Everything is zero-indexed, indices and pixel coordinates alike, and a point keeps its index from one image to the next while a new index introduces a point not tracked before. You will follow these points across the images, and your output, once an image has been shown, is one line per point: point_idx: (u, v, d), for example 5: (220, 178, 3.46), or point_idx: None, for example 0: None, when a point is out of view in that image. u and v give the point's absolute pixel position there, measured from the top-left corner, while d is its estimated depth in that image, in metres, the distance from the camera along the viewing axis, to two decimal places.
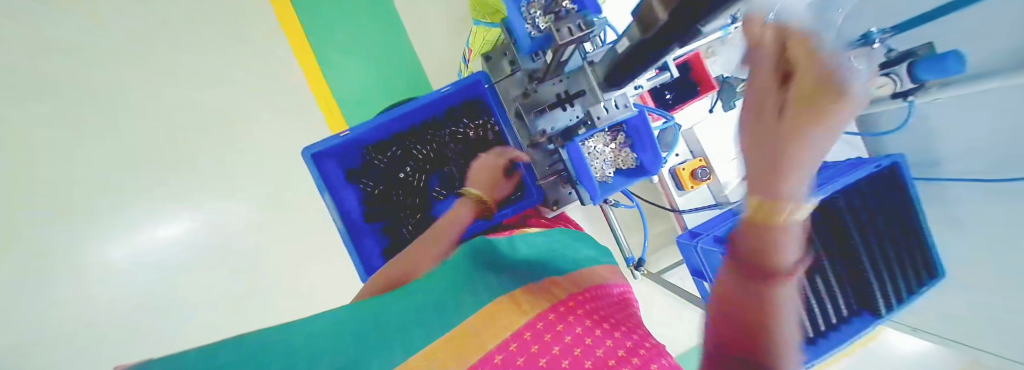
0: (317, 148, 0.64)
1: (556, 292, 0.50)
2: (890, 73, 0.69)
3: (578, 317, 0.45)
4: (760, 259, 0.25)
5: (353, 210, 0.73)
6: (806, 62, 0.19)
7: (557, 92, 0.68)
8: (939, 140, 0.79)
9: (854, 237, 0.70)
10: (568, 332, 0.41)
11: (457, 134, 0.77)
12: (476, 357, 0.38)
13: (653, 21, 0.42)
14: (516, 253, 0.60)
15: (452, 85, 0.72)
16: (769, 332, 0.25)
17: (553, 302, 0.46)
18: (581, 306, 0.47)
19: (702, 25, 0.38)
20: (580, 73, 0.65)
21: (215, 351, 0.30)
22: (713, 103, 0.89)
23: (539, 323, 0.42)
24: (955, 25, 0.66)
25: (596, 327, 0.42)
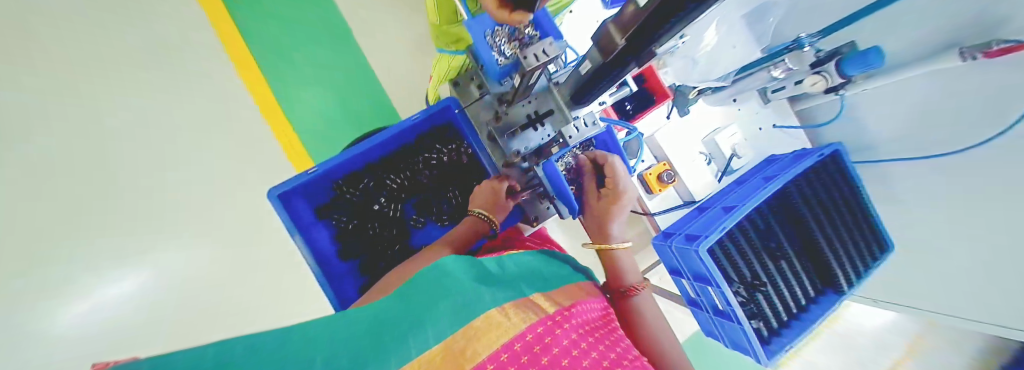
0: (282, 190, 0.64)
1: (545, 302, 0.44)
2: (821, 71, 0.84)
3: (567, 329, 0.38)
4: (613, 275, 0.61)
5: (327, 249, 0.74)
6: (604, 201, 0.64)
7: (527, 113, 0.58)
8: (888, 129, 0.95)
9: (809, 225, 0.90)
10: (558, 342, 0.35)
11: (431, 160, 0.76)
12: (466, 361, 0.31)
13: (610, 45, 0.37)
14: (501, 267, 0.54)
15: (418, 113, 0.71)
16: (627, 308, 0.57)
17: (542, 311, 0.40)
18: (568, 316, 0.40)
19: (659, 47, 0.35)
20: (548, 93, 0.57)
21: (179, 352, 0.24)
22: (670, 110, 1.02)
23: (530, 331, 0.35)
24: (898, 19, 0.81)
25: (584, 338, 0.37)
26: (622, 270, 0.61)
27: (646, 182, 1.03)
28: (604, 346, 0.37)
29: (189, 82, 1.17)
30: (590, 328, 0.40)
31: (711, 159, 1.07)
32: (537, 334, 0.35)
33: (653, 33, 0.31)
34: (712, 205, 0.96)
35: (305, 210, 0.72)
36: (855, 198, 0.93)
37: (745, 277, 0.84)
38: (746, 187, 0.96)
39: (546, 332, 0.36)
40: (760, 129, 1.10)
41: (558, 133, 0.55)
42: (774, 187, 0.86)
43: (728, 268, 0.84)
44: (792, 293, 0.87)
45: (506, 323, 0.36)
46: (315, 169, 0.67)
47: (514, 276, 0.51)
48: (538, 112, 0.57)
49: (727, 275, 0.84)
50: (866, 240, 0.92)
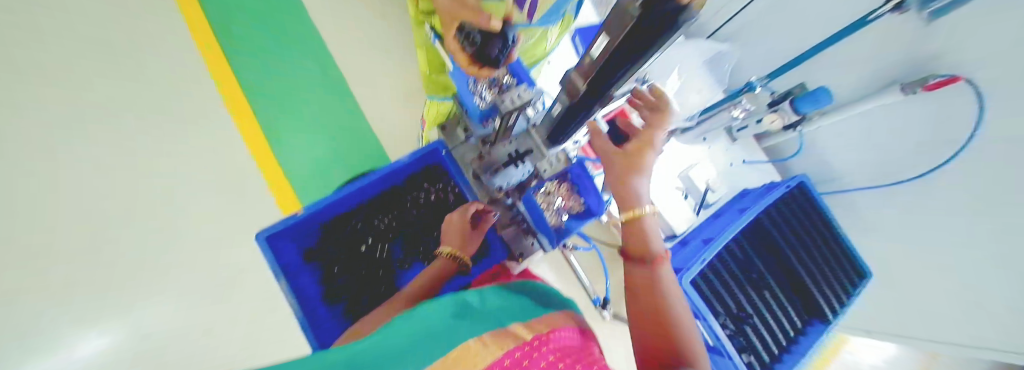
0: (272, 232, 0.65)
1: (522, 330, 0.43)
2: (778, 109, 0.92)
3: (543, 352, 0.38)
4: (643, 240, 0.52)
5: (311, 291, 0.72)
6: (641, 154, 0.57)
7: (507, 152, 0.61)
8: (849, 158, 1.03)
9: (785, 254, 0.94)
10: (533, 365, 0.35)
11: (420, 200, 0.79)
12: None
13: (575, 89, 0.42)
14: (481, 302, 0.54)
15: (408, 155, 0.75)
16: (659, 282, 0.48)
17: (516, 338, 0.40)
18: (542, 340, 0.40)
19: (616, 90, 0.40)
20: (526, 135, 0.62)
21: None
22: None
23: (505, 359, 0.35)
24: (845, 57, 0.90)
25: (559, 359, 0.36)
26: (649, 234, 0.53)
27: None
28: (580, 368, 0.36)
29: (184, 135, 1.23)
30: (567, 355, 0.39)
31: (687, 194, 1.14)
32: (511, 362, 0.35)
33: (610, 76, 0.36)
34: (693, 237, 0.99)
35: (293, 252, 0.72)
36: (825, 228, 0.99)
37: (731, 309, 0.85)
38: (722, 219, 1.00)
39: (520, 358, 0.36)
40: (730, 164, 1.18)
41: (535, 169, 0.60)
42: (745, 220, 0.92)
43: (713, 300, 0.85)
44: (781, 324, 0.87)
45: (480, 355, 0.35)
46: (304, 211, 0.68)
47: (492, 310, 0.51)
48: (519, 150, 0.61)
49: (713, 307, 0.85)
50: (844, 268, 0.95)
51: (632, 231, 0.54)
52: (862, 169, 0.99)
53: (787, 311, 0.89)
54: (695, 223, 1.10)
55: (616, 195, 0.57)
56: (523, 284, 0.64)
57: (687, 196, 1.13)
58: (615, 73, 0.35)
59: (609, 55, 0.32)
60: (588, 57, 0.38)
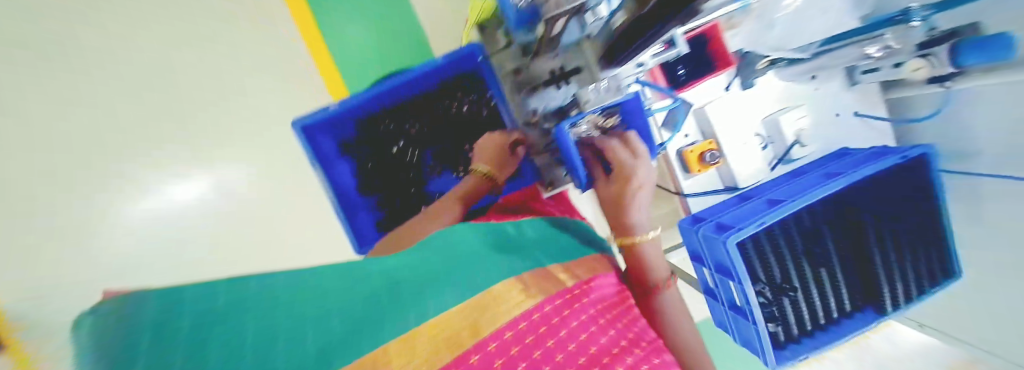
0: (305, 121, 0.66)
1: (561, 273, 0.48)
2: (929, 54, 0.63)
3: (583, 306, 0.43)
4: (641, 280, 0.51)
5: (346, 183, 0.76)
6: (624, 193, 0.48)
7: (550, 68, 0.50)
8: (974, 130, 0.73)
9: (870, 238, 0.77)
10: (572, 317, 0.40)
11: (451, 108, 0.74)
12: (473, 339, 0.33)
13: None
14: (519, 232, 0.58)
15: (440, 57, 0.66)
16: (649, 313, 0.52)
17: (561, 288, 0.44)
18: (584, 298, 0.44)
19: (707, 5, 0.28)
20: (580, 48, 0.48)
21: (220, 295, 0.31)
22: (730, 80, 0.88)
23: (548, 306, 0.40)
24: None
25: (596, 317, 0.42)
26: (648, 265, 0.50)
27: (684, 159, 0.88)
28: (613, 330, 0.42)
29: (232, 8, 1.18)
30: (602, 306, 0.45)
31: (767, 145, 0.92)
32: (552, 309, 0.40)
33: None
34: (757, 195, 0.85)
35: (329, 143, 0.74)
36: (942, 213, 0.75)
37: (774, 279, 0.76)
38: (798, 182, 0.83)
39: (562, 307, 0.41)
40: (837, 115, 0.91)
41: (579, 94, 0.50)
42: (826, 191, 0.72)
43: (757, 267, 0.76)
44: (825, 304, 0.79)
45: (515, 299, 0.39)
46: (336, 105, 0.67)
47: (534, 241, 0.56)
48: (564, 68, 0.50)
49: (753, 273, 0.76)
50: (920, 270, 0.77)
51: (632, 263, 0.51)
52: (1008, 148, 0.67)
53: (838, 289, 0.80)
54: (763, 182, 0.91)
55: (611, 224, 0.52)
56: (552, 223, 0.63)
57: (766, 147, 0.92)
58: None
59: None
60: None
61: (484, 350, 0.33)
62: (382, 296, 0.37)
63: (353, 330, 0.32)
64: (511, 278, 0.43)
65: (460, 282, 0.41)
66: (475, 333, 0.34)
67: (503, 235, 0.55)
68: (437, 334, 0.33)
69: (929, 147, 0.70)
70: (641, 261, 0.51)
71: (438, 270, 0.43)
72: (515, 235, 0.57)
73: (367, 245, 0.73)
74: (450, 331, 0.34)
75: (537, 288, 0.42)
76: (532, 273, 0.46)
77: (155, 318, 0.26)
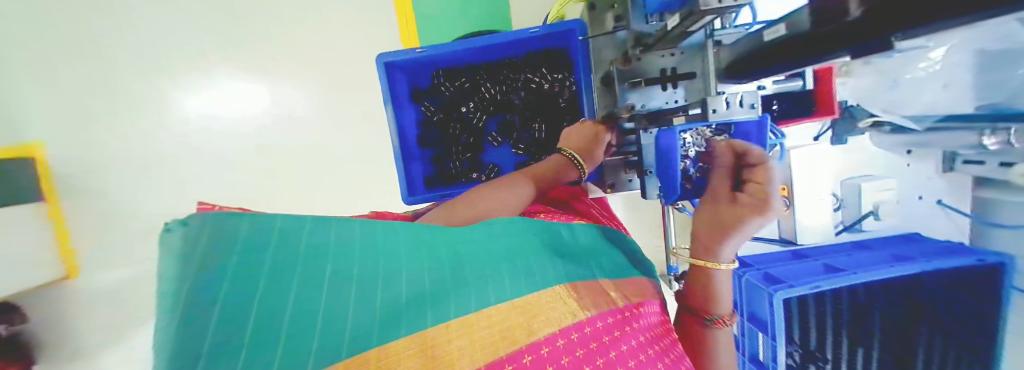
0: (389, 58, 0.67)
1: (612, 290, 0.44)
2: None
3: (634, 330, 0.39)
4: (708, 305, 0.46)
5: (411, 130, 0.78)
6: (750, 197, 0.40)
7: (662, 67, 0.47)
8: None
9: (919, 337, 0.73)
10: (626, 339, 0.36)
11: (531, 83, 0.72)
12: (537, 336, 0.29)
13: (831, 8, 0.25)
14: (570, 237, 0.52)
15: (540, 27, 0.64)
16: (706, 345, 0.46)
17: (613, 305, 0.39)
18: (636, 320, 0.40)
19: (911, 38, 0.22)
20: (703, 52, 0.45)
21: (268, 229, 0.25)
22: (822, 130, 0.82)
23: (600, 323, 0.36)
24: None
25: (649, 346, 0.38)
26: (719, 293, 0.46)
27: None
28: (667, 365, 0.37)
29: None
30: (657, 337, 0.40)
31: (839, 207, 0.86)
32: (602, 327, 0.35)
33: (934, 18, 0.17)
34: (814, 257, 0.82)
35: (403, 86, 0.75)
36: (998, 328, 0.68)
37: (808, 345, 0.74)
38: (862, 256, 0.78)
39: (612, 327, 0.36)
40: (920, 198, 0.84)
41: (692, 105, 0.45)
42: (891, 274, 0.68)
43: (795, 329, 0.73)
44: None
45: (566, 308, 0.35)
46: (424, 49, 0.66)
47: (583, 250, 0.51)
48: (677, 69, 0.47)
49: (789, 335, 0.74)
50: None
51: (698, 278, 0.47)
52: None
53: None
54: (824, 245, 0.85)
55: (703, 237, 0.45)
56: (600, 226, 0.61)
57: (836, 208, 0.86)
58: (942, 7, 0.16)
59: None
60: None
61: (546, 354, 0.29)
62: (447, 262, 0.33)
63: (415, 305, 0.27)
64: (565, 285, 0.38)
65: (522, 274, 0.36)
66: (529, 332, 0.30)
67: (554, 234, 0.50)
68: (495, 324, 0.28)
69: (1008, 258, 0.63)
70: (709, 282, 0.46)
71: (501, 251, 0.38)
72: (566, 239, 0.51)
73: (415, 195, 0.75)
74: (514, 324, 0.29)
75: (590, 302, 0.38)
76: (582, 284, 0.41)
77: (239, 245, 0.22)
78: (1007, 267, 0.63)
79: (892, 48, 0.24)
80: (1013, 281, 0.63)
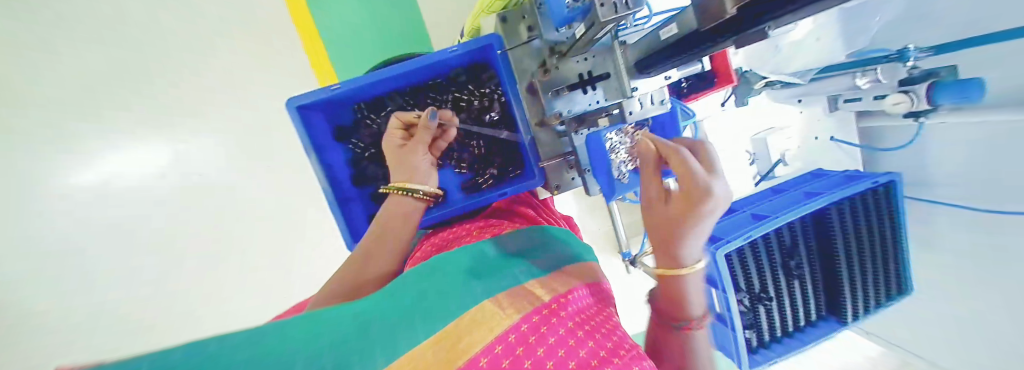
0: (301, 101, 0.60)
1: (538, 288, 0.45)
2: (909, 90, 0.66)
3: (561, 319, 0.38)
4: (676, 313, 0.41)
5: (341, 171, 0.72)
6: (686, 189, 0.36)
7: (578, 72, 0.49)
8: (931, 166, 0.80)
9: (839, 257, 0.81)
10: (551, 333, 0.35)
11: (460, 101, 0.70)
12: (471, 351, 0.31)
13: (710, 8, 0.27)
14: (494, 256, 0.54)
15: (457, 45, 0.62)
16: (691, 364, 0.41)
17: (536, 303, 0.40)
18: (563, 308, 0.41)
19: (777, 22, 0.25)
20: (611, 54, 0.47)
21: (175, 349, 0.23)
22: (726, 97, 0.92)
23: (523, 325, 0.35)
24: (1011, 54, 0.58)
25: (578, 329, 0.37)
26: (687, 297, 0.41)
27: None
28: (600, 339, 0.36)
29: None
30: (584, 321, 0.39)
31: (754, 160, 0.98)
32: (527, 327, 0.35)
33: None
34: (742, 209, 0.91)
35: (324, 126, 0.69)
36: (891, 232, 0.79)
37: (754, 288, 0.80)
38: (779, 201, 0.88)
39: (538, 323, 0.36)
40: (816, 138, 0.97)
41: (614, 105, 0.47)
42: (802, 212, 0.78)
43: (739, 276, 0.79)
44: (794, 313, 0.85)
45: (495, 317, 0.36)
46: (339, 86, 0.61)
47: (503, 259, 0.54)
48: (592, 72, 0.48)
49: (736, 284, 0.79)
50: (884, 286, 0.83)
51: (667, 290, 0.41)
52: (982, 190, 0.70)
53: (807, 301, 0.85)
54: (748, 197, 0.97)
55: (657, 247, 0.40)
56: (532, 233, 0.63)
57: (752, 163, 0.98)
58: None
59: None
60: None
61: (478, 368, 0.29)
62: (365, 327, 0.33)
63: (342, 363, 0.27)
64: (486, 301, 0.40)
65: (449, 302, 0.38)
66: (456, 358, 0.30)
67: (475, 258, 0.52)
68: (426, 360, 0.30)
69: (896, 175, 0.75)
70: (680, 290, 0.40)
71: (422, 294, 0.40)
72: (487, 256, 0.54)
73: (359, 239, 0.69)
74: (448, 344, 0.32)
75: (514, 306, 0.39)
76: (505, 294, 0.42)
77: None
78: (896, 182, 0.75)
79: (758, 36, 0.29)
80: (903, 194, 0.75)
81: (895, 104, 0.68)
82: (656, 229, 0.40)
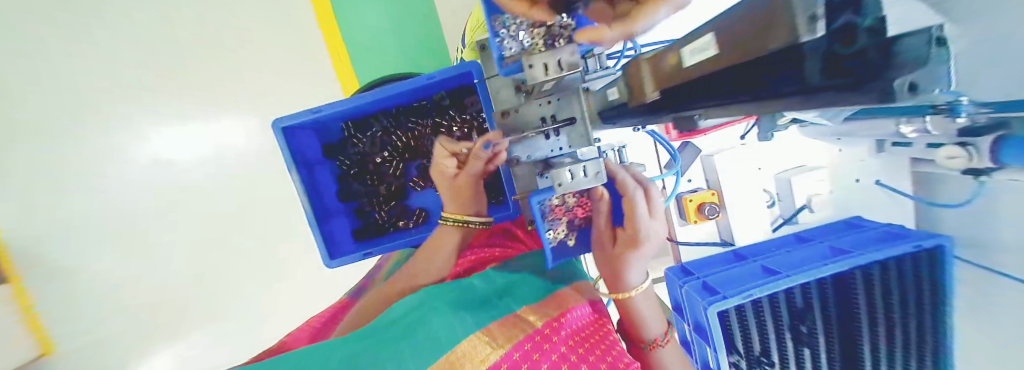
0: (285, 123, 0.61)
1: (530, 315, 0.47)
2: (969, 143, 0.53)
3: (554, 344, 0.43)
4: (634, 334, 0.50)
5: (328, 187, 0.74)
6: (631, 227, 0.44)
7: (541, 116, 0.44)
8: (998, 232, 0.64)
9: (860, 329, 0.70)
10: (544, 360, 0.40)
11: (441, 127, 0.69)
12: None
13: (638, 87, 0.26)
14: (482, 286, 0.54)
15: (434, 73, 0.60)
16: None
17: (527, 331, 0.43)
18: (557, 333, 0.44)
19: (707, 116, 0.22)
20: (577, 96, 0.43)
21: None
22: (747, 130, 0.82)
23: (516, 353, 0.40)
24: None
25: (573, 353, 0.42)
26: (643, 320, 0.48)
27: (683, 208, 0.85)
28: (593, 361, 0.41)
29: None
30: (579, 340, 0.44)
31: (775, 202, 0.87)
32: (519, 357, 0.39)
33: (750, 97, 0.17)
34: (753, 257, 0.81)
35: (313, 144, 0.71)
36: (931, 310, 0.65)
37: (752, 351, 0.74)
38: (801, 252, 0.77)
39: (531, 350, 0.41)
40: (857, 181, 0.83)
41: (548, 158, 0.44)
42: (823, 273, 0.67)
43: (735, 337, 0.74)
44: None
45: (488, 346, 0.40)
46: (321, 109, 0.61)
47: (494, 290, 0.53)
48: (556, 116, 0.44)
49: (730, 344, 0.74)
50: None
51: (624, 313, 0.49)
52: None
53: None
54: (765, 242, 0.85)
55: (607, 274, 0.48)
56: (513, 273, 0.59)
57: (772, 204, 0.87)
58: (765, 87, 0.16)
59: (800, 25, 0.13)
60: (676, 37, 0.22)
61: None
62: (361, 357, 0.37)
63: None
64: (474, 334, 0.41)
65: (439, 331, 0.41)
66: None
67: (459, 286, 0.53)
68: None
69: (945, 240, 0.61)
70: (633, 313, 0.48)
71: (411, 325, 0.43)
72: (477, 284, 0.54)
73: (338, 257, 0.69)
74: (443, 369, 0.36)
75: (503, 338, 0.41)
76: (498, 323, 0.45)
77: None
78: (944, 249, 0.62)
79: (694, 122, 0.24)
80: (952, 266, 0.61)
81: (947, 157, 0.56)
82: (604, 262, 0.48)
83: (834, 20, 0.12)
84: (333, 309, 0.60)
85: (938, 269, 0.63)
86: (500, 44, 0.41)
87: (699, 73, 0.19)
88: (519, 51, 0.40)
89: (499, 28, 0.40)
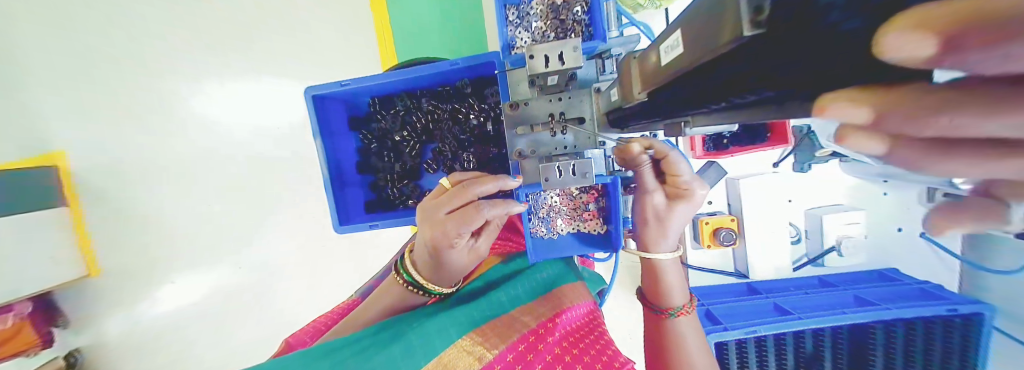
0: (318, 92, 0.65)
1: (525, 315, 0.46)
2: None
3: (547, 345, 0.42)
4: (654, 299, 0.49)
5: (349, 157, 0.77)
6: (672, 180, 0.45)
7: (550, 112, 0.44)
8: None
9: None
10: (537, 361, 0.40)
11: (459, 112, 0.70)
12: None
13: (629, 90, 0.26)
14: (471, 288, 0.52)
15: (459, 60, 0.60)
16: (659, 334, 0.48)
17: (521, 334, 0.42)
18: (552, 332, 0.43)
19: (690, 124, 0.24)
20: (588, 94, 0.43)
21: None
22: (782, 157, 0.76)
23: (509, 355, 0.40)
24: None
25: (564, 356, 0.41)
26: (663, 287, 0.48)
27: (698, 230, 0.79)
28: (588, 361, 0.41)
29: None
30: (572, 341, 0.43)
31: (801, 238, 0.80)
32: (514, 358, 0.40)
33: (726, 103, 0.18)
34: (768, 293, 0.76)
35: (339, 118, 0.74)
36: None
37: None
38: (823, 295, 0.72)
39: (524, 352, 0.41)
40: (899, 230, 0.75)
41: (545, 158, 0.45)
42: (842, 322, 0.62)
43: None
44: None
45: (479, 353, 0.40)
46: (349, 83, 0.64)
47: (486, 287, 0.53)
48: (565, 114, 0.44)
49: None
50: None
51: (649, 282, 0.49)
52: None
53: None
54: (784, 280, 0.80)
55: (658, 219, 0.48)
56: (509, 262, 0.57)
57: (797, 240, 0.80)
58: (745, 92, 0.16)
59: (743, 17, 0.11)
60: (655, 43, 0.22)
61: None
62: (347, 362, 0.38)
63: None
64: (464, 337, 0.41)
65: (429, 332, 0.41)
66: None
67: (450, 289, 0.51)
68: None
69: (985, 308, 0.58)
70: (660, 280, 0.48)
71: (402, 329, 0.42)
72: (467, 288, 0.52)
73: (348, 222, 0.72)
74: None
75: (494, 340, 0.41)
76: (495, 322, 0.44)
77: None
78: (981, 316, 0.58)
79: (678, 130, 0.26)
80: (988, 333, 0.58)
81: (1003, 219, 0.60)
82: (653, 236, 0.47)
83: (767, 13, 0.11)
84: (343, 307, 0.57)
85: (972, 335, 0.60)
86: (513, 35, 0.50)
87: (669, 74, 0.19)
88: (527, 43, 0.49)
89: (512, 22, 0.50)
